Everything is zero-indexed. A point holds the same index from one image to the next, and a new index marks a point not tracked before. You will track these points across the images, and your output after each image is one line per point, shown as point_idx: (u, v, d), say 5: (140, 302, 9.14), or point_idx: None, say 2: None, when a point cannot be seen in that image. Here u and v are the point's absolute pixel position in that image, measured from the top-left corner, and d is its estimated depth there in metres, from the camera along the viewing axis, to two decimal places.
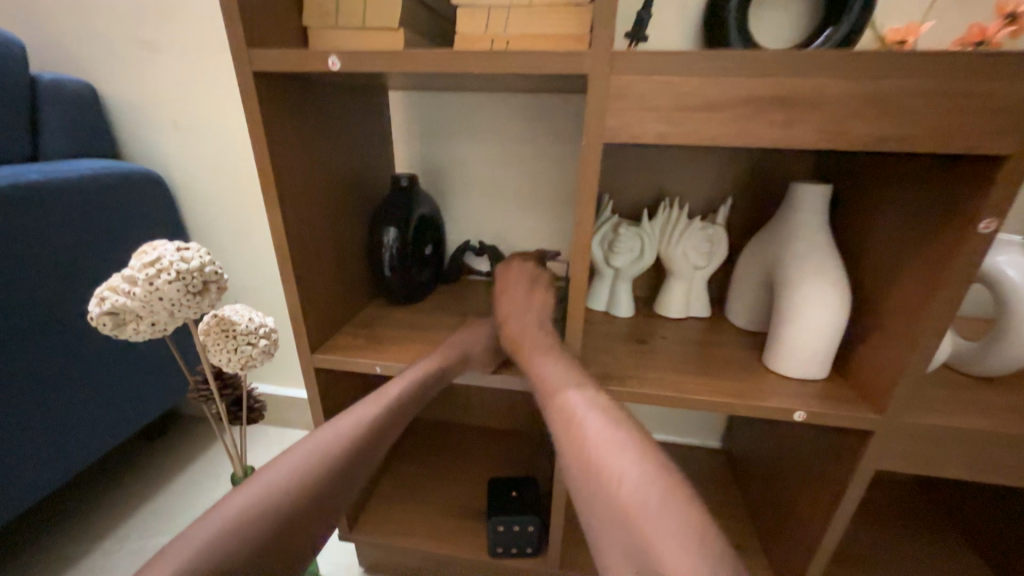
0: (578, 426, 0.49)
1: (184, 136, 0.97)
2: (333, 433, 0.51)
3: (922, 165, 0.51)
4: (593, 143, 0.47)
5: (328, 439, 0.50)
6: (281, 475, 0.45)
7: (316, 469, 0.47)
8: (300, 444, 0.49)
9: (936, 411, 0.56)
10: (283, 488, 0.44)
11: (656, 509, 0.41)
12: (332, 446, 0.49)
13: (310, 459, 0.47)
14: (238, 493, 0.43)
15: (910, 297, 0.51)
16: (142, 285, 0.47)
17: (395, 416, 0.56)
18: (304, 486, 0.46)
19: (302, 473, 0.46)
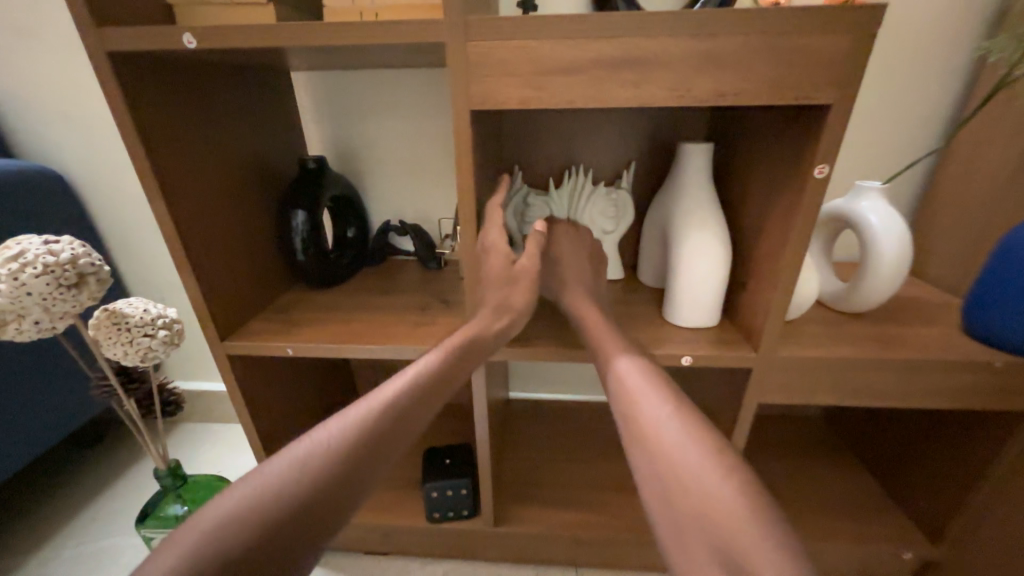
0: (652, 429, 0.44)
1: (80, 129, 0.92)
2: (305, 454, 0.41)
3: (777, 120, 0.55)
4: (461, 110, 0.48)
5: (320, 440, 0.43)
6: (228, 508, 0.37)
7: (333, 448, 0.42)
8: (259, 471, 0.40)
9: (806, 346, 0.62)
10: (304, 473, 0.40)
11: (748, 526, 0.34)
12: (325, 452, 0.42)
13: (333, 437, 0.43)
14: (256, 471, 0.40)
15: (773, 243, 0.56)
16: (5, 281, 0.46)
17: (404, 415, 0.47)
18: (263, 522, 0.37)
19: (261, 509, 0.37)
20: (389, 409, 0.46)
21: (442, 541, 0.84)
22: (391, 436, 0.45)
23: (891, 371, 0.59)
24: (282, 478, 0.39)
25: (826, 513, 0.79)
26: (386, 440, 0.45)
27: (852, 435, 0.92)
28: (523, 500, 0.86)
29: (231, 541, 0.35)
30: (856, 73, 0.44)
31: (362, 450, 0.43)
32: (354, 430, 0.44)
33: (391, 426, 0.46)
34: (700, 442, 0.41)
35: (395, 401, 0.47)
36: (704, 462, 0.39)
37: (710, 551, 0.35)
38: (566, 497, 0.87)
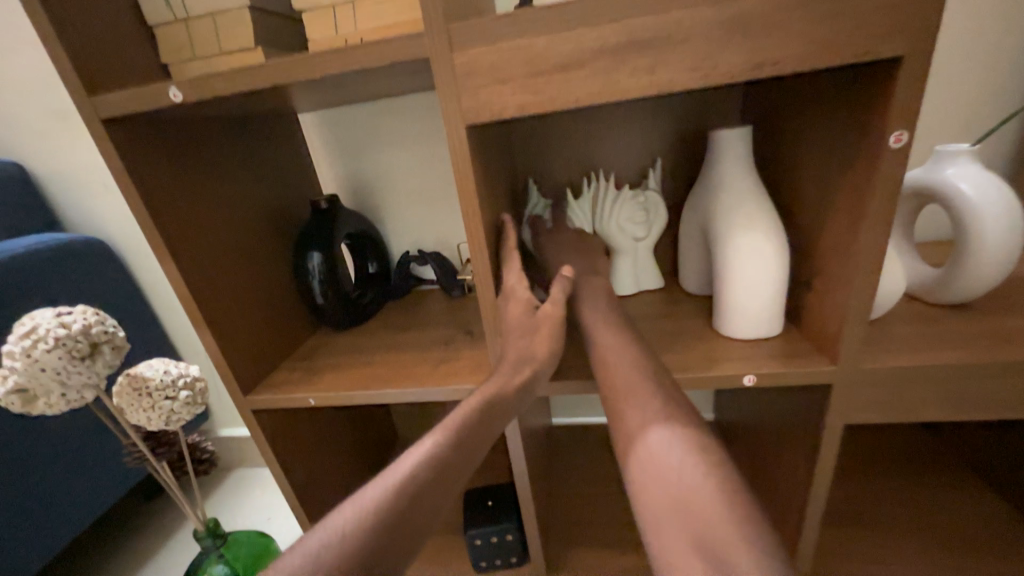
0: (653, 471, 0.38)
1: (118, 196, 0.97)
2: (309, 554, 0.37)
3: (829, 87, 0.46)
4: (456, 127, 0.43)
5: (335, 529, 0.39)
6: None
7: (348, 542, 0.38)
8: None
9: (899, 352, 0.51)
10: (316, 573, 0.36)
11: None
12: (340, 545, 0.38)
13: (348, 527, 0.39)
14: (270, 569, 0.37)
15: (842, 232, 0.46)
16: (21, 359, 0.45)
17: (427, 493, 0.42)
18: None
19: None
20: (403, 495, 0.41)
21: None
22: (413, 522, 0.40)
23: (1019, 376, 0.47)
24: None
25: (947, 548, 0.65)
26: (406, 528, 0.40)
27: (974, 455, 0.76)
28: (576, 543, 0.78)
29: None
30: (931, 11, 0.35)
31: (381, 541, 0.38)
32: (365, 524, 0.39)
33: (412, 509, 0.41)
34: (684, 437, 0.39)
35: (409, 485, 0.41)
36: (687, 457, 0.37)
37: (688, 556, 0.32)
38: (624, 538, 0.77)
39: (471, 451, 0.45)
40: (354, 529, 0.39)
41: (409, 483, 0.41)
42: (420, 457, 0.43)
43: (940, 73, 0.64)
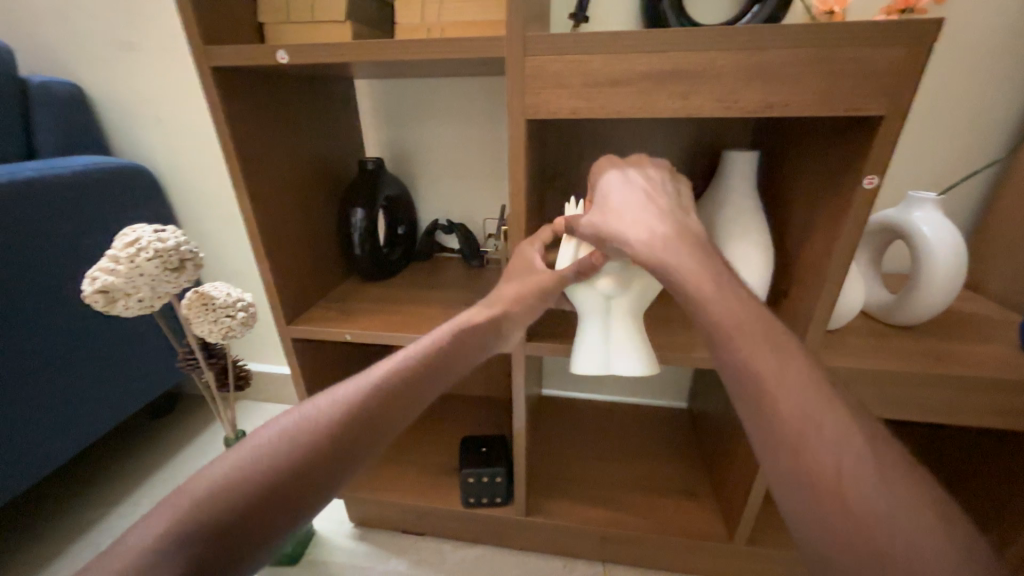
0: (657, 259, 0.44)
1: (168, 130, 1.03)
2: (274, 439, 0.38)
3: (826, 129, 0.55)
4: (517, 119, 0.52)
5: (306, 413, 0.41)
6: (195, 495, 0.34)
7: (319, 424, 0.40)
8: (224, 459, 0.37)
9: (849, 357, 0.62)
10: (285, 445, 0.38)
11: (768, 359, 0.37)
12: (309, 425, 0.39)
13: (320, 413, 0.40)
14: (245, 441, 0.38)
15: (818, 250, 0.56)
16: (124, 264, 0.53)
17: (398, 394, 0.44)
18: (233, 510, 0.34)
19: (244, 479, 0.35)
20: (368, 398, 0.42)
21: (476, 526, 0.89)
22: (380, 419, 0.42)
23: (940, 387, 0.58)
24: (268, 448, 0.37)
25: None
26: (375, 423, 0.42)
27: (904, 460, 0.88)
28: (554, 494, 0.89)
29: (212, 510, 0.34)
30: (909, 84, 0.44)
31: (349, 429, 0.40)
32: (332, 415, 0.40)
33: (381, 407, 0.43)
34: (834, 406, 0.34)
35: (375, 391, 0.43)
36: (719, 291, 0.41)
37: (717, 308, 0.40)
38: (596, 496, 0.89)
39: (444, 366, 0.49)
40: (316, 423, 0.40)
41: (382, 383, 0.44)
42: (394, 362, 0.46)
43: (927, 129, 0.74)
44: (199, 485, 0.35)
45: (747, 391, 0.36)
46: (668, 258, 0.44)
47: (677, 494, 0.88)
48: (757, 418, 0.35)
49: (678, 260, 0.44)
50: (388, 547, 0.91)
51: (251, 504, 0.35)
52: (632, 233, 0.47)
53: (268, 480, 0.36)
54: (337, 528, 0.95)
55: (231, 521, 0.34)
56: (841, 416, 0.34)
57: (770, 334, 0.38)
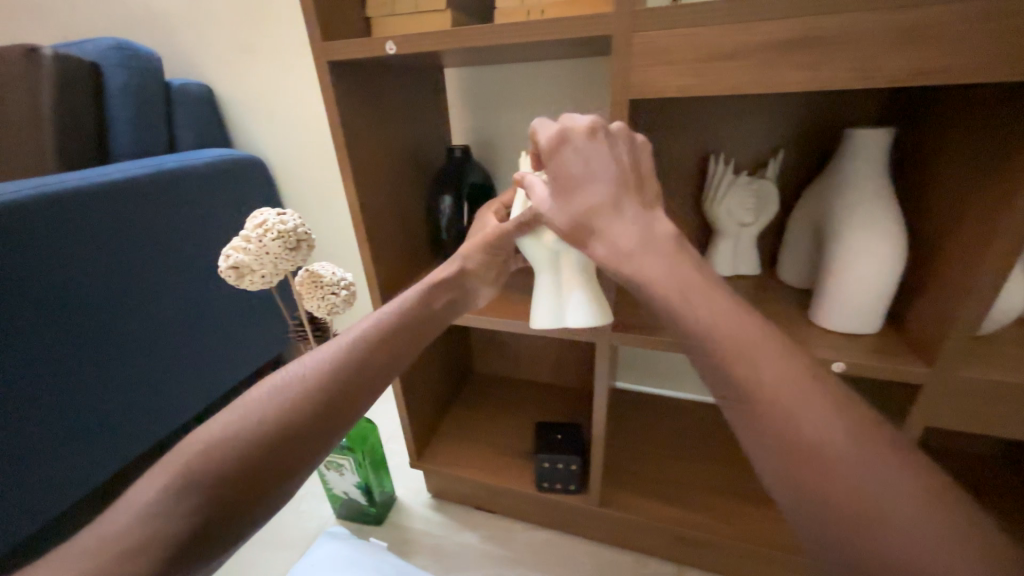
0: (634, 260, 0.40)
1: (278, 124, 1.14)
2: (262, 395, 0.43)
3: (992, 100, 0.47)
4: (618, 100, 0.50)
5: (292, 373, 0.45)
6: (196, 446, 0.39)
7: (309, 381, 0.44)
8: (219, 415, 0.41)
9: (1000, 369, 0.53)
10: (278, 401, 0.42)
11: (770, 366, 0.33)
12: (299, 382, 0.44)
13: (306, 372, 0.45)
14: (239, 400, 0.42)
15: (971, 243, 0.48)
16: (254, 243, 0.60)
17: (375, 351, 0.49)
18: (234, 455, 0.39)
19: (245, 431, 0.40)
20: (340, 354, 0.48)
21: (546, 510, 0.90)
22: (365, 374, 0.47)
23: None
24: (263, 405, 0.42)
25: None
26: (360, 377, 0.47)
27: None
28: (627, 488, 0.87)
29: (220, 461, 0.38)
30: None
31: (337, 383, 0.45)
32: (320, 371, 0.45)
33: (365, 363, 0.48)
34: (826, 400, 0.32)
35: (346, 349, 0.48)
36: (705, 294, 0.37)
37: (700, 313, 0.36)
38: (673, 495, 0.86)
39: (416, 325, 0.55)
40: (304, 377, 0.45)
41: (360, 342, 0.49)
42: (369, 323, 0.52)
43: None
44: (200, 438, 0.40)
45: (731, 397, 0.34)
46: (636, 269, 0.40)
47: (764, 503, 0.82)
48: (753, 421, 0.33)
49: (658, 268, 0.39)
50: (462, 520, 0.96)
51: (252, 447, 0.40)
52: (595, 241, 0.42)
53: (262, 428, 0.40)
54: (415, 497, 1.02)
55: (235, 463, 0.39)
56: (823, 413, 0.31)
57: (734, 325, 0.35)
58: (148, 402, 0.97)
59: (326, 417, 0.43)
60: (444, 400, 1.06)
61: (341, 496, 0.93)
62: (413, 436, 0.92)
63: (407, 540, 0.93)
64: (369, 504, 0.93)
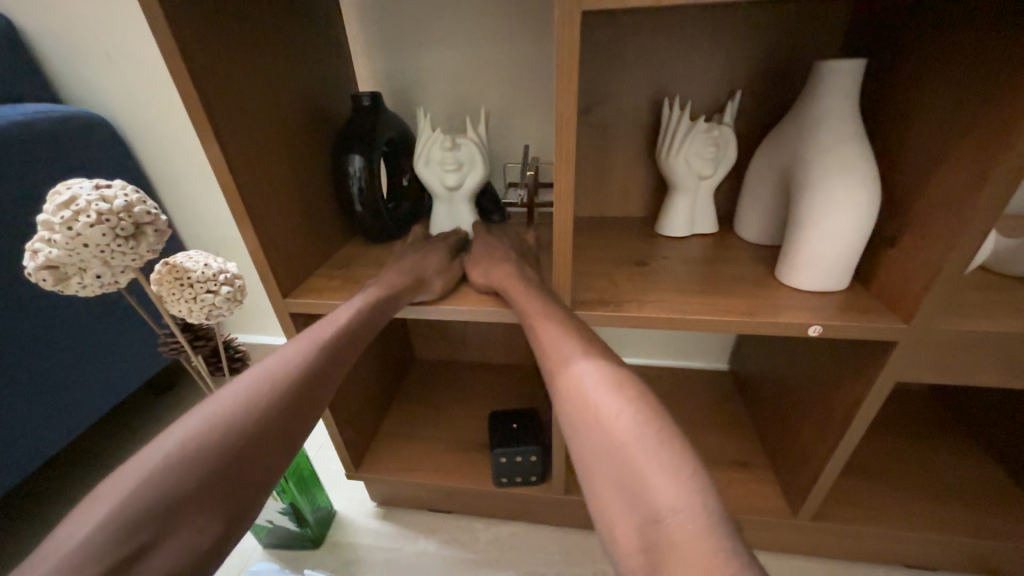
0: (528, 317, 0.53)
1: (123, 71, 0.87)
2: (175, 443, 0.43)
3: (990, 15, 0.41)
4: (569, 12, 0.38)
5: (211, 414, 0.45)
6: (105, 510, 0.39)
7: (227, 426, 0.45)
8: (130, 466, 0.41)
9: (969, 318, 0.51)
10: (190, 450, 0.43)
11: (592, 379, 0.45)
12: (217, 427, 0.45)
13: (223, 416, 0.45)
14: (153, 445, 0.43)
15: (956, 185, 0.44)
16: (61, 232, 0.41)
17: (296, 387, 0.50)
18: (154, 508, 0.40)
19: (161, 484, 0.41)
20: (262, 397, 0.48)
21: (507, 503, 0.83)
22: (289, 413, 0.49)
23: None
24: (177, 452, 0.42)
25: (945, 504, 0.70)
26: (285, 417, 0.48)
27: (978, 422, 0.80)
28: None
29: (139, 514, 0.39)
30: None
31: (258, 427, 0.46)
32: (240, 415, 0.46)
33: (289, 401, 0.49)
34: (617, 389, 0.44)
35: (268, 391, 0.48)
36: (566, 335, 0.49)
37: (558, 348, 0.49)
38: None
39: (342, 351, 0.53)
40: (221, 421, 0.45)
41: (281, 378, 0.49)
42: (292, 355, 0.51)
43: None
44: (112, 493, 0.40)
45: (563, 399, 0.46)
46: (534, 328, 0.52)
47: (729, 465, 0.80)
48: (567, 403, 0.46)
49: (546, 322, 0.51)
50: (415, 527, 0.86)
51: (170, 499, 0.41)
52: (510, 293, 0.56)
53: (182, 476, 0.41)
54: (359, 508, 0.90)
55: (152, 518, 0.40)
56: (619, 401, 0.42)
57: (561, 352, 0.48)
58: None
59: (243, 461, 0.45)
60: (382, 399, 0.92)
61: (266, 524, 0.79)
62: (347, 446, 0.79)
63: (353, 560, 0.81)
64: (301, 527, 0.80)
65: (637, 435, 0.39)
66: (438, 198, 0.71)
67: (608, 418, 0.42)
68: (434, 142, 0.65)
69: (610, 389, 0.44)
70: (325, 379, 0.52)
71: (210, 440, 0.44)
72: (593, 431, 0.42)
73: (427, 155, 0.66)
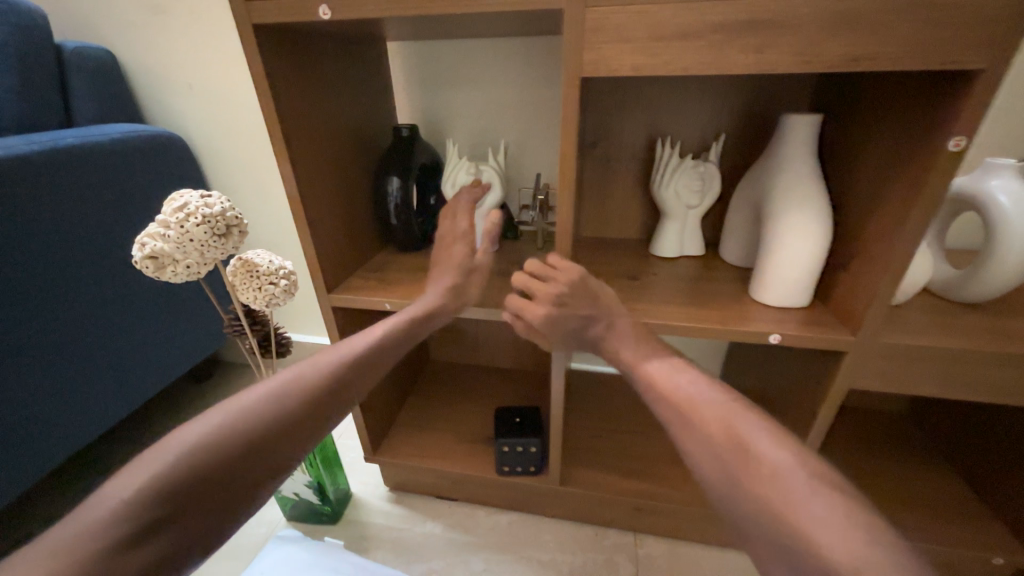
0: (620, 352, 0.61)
1: (201, 98, 1.03)
2: (242, 404, 0.48)
3: (909, 87, 0.51)
4: (572, 77, 0.49)
5: (276, 386, 0.52)
6: (173, 455, 0.42)
7: (288, 397, 0.51)
8: (201, 417, 0.46)
9: (910, 334, 0.59)
10: (255, 412, 0.48)
11: (722, 414, 0.49)
12: (280, 397, 0.51)
13: (286, 387, 0.52)
14: (224, 404, 0.48)
15: (887, 221, 0.53)
16: (174, 229, 0.54)
17: (347, 376, 0.57)
18: (215, 458, 0.44)
19: (224, 438, 0.45)
20: (319, 378, 0.55)
21: (507, 492, 0.91)
22: (335, 397, 0.55)
23: (1005, 364, 0.56)
24: (244, 411, 0.48)
25: (911, 513, 0.76)
26: (332, 399, 0.55)
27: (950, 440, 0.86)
28: (586, 464, 0.90)
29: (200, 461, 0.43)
30: (1011, 33, 0.40)
31: (311, 402, 0.52)
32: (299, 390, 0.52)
33: (338, 387, 0.56)
34: (760, 430, 0.46)
35: (324, 374, 0.55)
36: (690, 378, 0.55)
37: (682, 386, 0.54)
38: (631, 468, 0.89)
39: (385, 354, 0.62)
40: (285, 392, 0.51)
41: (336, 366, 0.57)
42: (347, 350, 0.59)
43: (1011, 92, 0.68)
44: (179, 441, 0.44)
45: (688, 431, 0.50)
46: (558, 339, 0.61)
47: None
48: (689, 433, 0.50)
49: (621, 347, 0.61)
50: (423, 511, 0.94)
51: (230, 453, 0.45)
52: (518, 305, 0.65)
53: (243, 434, 0.46)
54: (372, 492, 0.99)
55: (211, 469, 0.43)
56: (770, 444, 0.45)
57: (689, 391, 0.53)
58: (61, 418, 0.86)
59: (291, 431, 0.50)
60: (399, 393, 1.02)
61: (292, 497, 0.89)
62: (368, 430, 0.89)
63: (366, 536, 0.90)
64: (323, 503, 0.90)
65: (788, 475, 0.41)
66: (459, 215, 0.82)
67: (755, 455, 0.44)
68: (460, 169, 0.77)
69: (751, 428, 0.47)
70: (367, 375, 0.60)
71: (271, 408, 0.49)
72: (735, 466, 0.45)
73: (452, 179, 0.78)
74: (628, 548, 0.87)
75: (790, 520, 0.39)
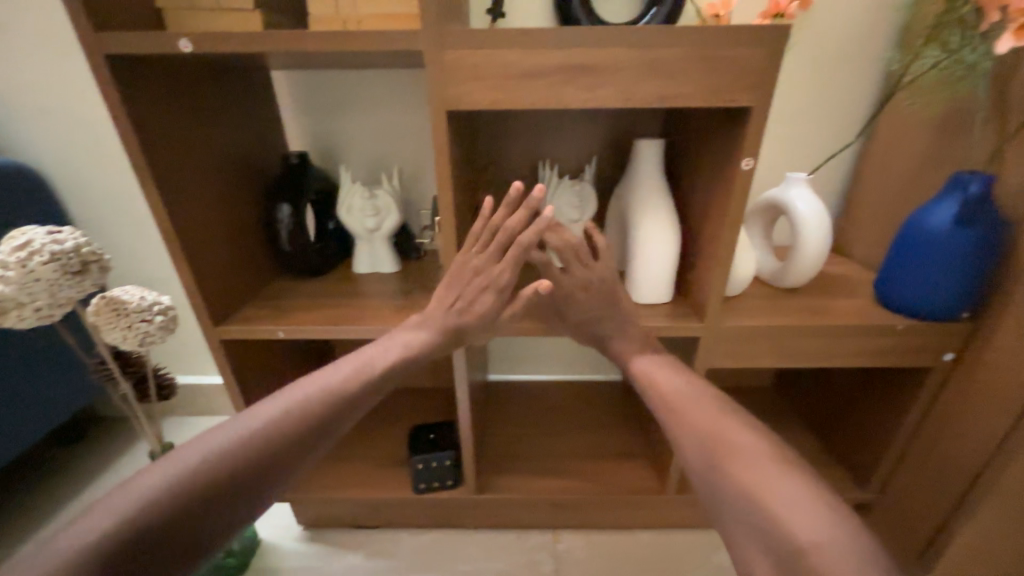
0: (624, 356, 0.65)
1: (54, 125, 0.93)
2: (220, 439, 0.45)
3: (716, 118, 0.63)
4: (438, 110, 0.54)
5: (259, 418, 0.48)
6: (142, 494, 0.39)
7: (266, 431, 0.47)
8: (175, 452, 0.43)
9: (747, 317, 0.71)
10: (233, 447, 0.44)
11: (706, 409, 0.52)
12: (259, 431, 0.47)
13: (268, 420, 0.48)
14: (205, 436, 0.45)
15: (714, 225, 0.64)
16: (14, 269, 0.49)
17: (335, 409, 0.52)
18: (183, 499, 0.39)
19: (196, 475, 0.41)
20: (305, 410, 0.50)
21: (429, 509, 0.91)
22: (319, 432, 0.50)
23: (814, 334, 0.70)
24: (220, 447, 0.44)
25: None
26: (315, 435, 0.50)
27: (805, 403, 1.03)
28: (504, 469, 0.93)
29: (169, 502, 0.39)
30: (767, 80, 0.52)
31: (293, 436, 0.48)
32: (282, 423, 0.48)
33: (323, 420, 0.51)
34: (741, 424, 0.48)
35: (311, 406, 0.51)
36: (684, 380, 0.58)
37: (677, 385, 0.57)
38: (546, 467, 0.94)
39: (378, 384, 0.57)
40: (266, 425, 0.47)
41: (325, 397, 0.53)
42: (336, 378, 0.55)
43: (802, 119, 0.87)
44: (149, 479, 0.40)
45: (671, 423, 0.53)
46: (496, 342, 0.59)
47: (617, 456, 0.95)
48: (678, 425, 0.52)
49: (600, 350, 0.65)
50: (343, 544, 0.91)
51: (200, 493, 0.40)
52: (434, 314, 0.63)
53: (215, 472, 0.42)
54: (285, 534, 0.93)
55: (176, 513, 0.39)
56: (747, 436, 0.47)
57: (681, 391, 0.56)
58: None
59: (267, 470, 0.45)
60: None
61: None
62: None
63: None
64: (225, 555, 0.83)
65: (762, 461, 0.43)
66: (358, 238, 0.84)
67: (736, 444, 0.46)
68: (353, 194, 0.79)
69: (732, 422, 0.49)
70: (356, 408, 0.55)
71: (248, 444, 0.45)
72: (718, 455, 0.46)
73: (348, 203, 0.79)
74: (549, 545, 0.91)
75: (766, 502, 0.40)
